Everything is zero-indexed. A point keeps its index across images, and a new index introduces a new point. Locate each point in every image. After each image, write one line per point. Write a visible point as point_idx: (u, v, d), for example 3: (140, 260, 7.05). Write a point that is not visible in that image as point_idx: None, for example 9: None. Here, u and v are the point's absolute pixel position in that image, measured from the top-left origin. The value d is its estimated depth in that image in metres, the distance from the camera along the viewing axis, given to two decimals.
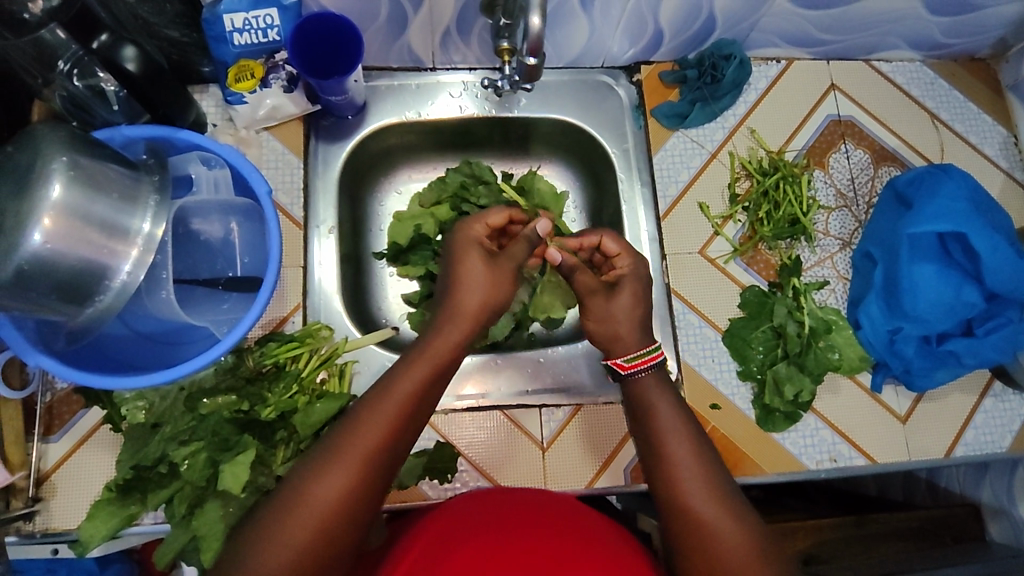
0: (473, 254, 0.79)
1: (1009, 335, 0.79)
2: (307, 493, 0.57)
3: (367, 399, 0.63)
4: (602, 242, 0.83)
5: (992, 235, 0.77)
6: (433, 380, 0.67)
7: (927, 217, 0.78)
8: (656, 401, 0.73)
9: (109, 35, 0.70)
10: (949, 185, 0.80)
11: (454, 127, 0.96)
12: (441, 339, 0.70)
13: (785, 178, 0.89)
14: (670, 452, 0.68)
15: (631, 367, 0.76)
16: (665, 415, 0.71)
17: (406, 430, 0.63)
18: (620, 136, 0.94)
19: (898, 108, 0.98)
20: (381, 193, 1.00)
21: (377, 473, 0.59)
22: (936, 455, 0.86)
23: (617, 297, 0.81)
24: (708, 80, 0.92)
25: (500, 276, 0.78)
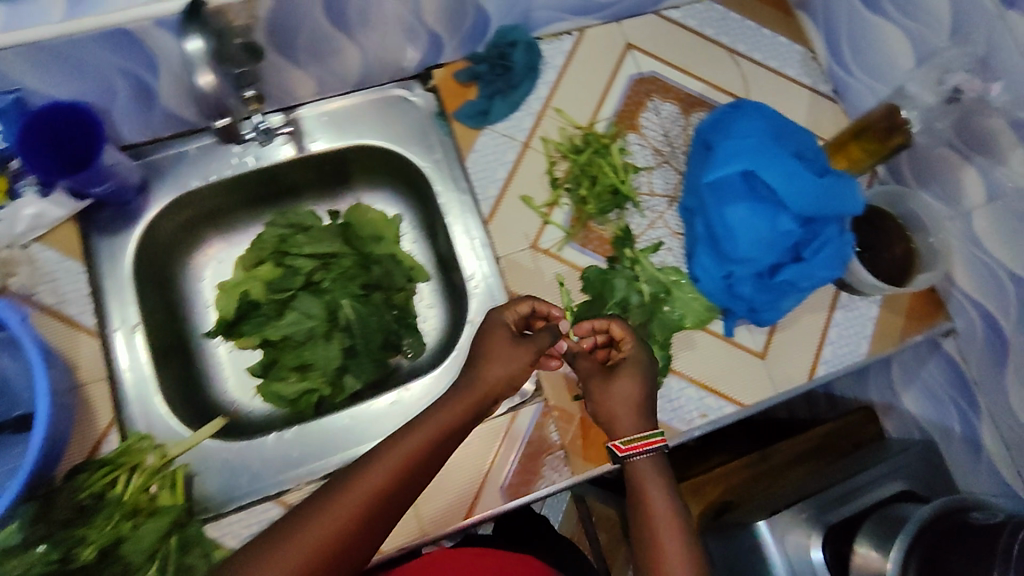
0: (499, 337, 0.75)
1: (835, 251, 0.79)
2: (303, 527, 0.58)
3: (345, 477, 0.61)
4: (610, 326, 0.78)
5: (784, 165, 0.77)
6: (418, 466, 0.64)
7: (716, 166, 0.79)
8: (649, 489, 0.70)
9: None
10: (741, 121, 0.81)
11: (255, 179, 0.90)
12: (459, 400, 0.70)
13: (597, 152, 0.88)
14: (660, 552, 0.66)
15: (627, 450, 0.73)
16: (658, 513, 0.68)
17: (383, 512, 0.61)
18: (427, 147, 0.90)
19: (697, 52, 0.97)
20: (198, 268, 0.94)
21: (371, 522, 0.60)
22: (801, 380, 0.87)
23: (615, 387, 0.76)
24: (500, 71, 0.89)
25: (524, 355, 0.74)
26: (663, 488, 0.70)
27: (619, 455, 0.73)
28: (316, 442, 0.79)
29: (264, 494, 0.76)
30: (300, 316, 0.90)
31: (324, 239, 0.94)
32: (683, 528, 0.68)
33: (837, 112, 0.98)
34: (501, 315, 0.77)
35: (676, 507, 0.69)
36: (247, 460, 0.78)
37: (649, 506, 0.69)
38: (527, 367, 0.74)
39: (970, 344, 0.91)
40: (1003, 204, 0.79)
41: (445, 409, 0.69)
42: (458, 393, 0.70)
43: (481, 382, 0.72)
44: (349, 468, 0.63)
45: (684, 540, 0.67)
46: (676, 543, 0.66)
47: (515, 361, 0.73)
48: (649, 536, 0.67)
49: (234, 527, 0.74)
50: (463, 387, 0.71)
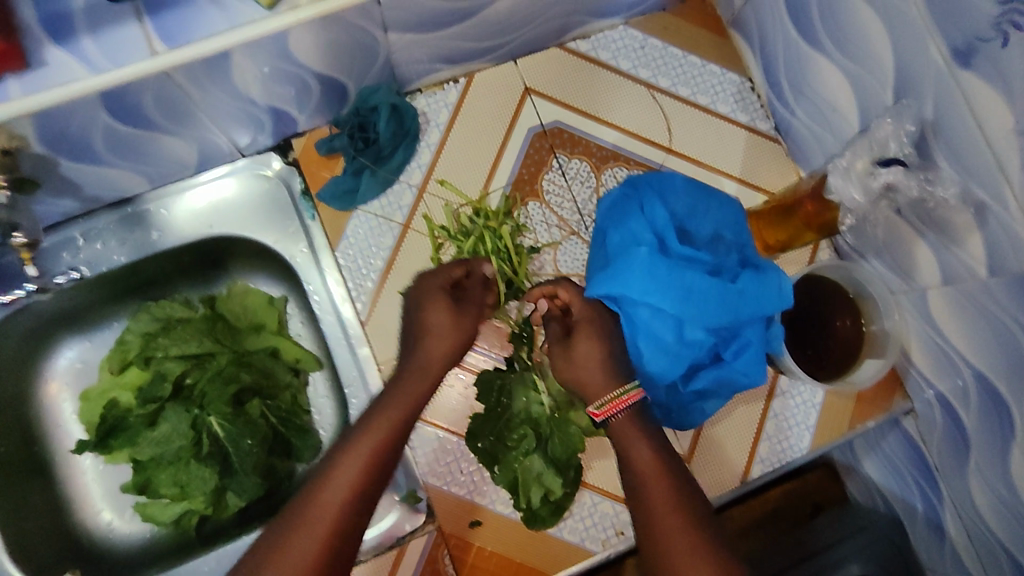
0: (436, 302, 0.66)
1: (758, 355, 0.68)
2: (284, 546, 0.51)
3: (295, 510, 0.53)
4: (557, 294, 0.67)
5: (688, 268, 0.64)
6: (374, 470, 0.56)
7: (607, 275, 0.66)
8: (630, 444, 0.59)
9: None
10: (631, 215, 0.68)
11: (107, 277, 0.78)
12: (413, 379, 0.63)
13: (487, 234, 0.75)
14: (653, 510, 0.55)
15: (605, 414, 0.60)
16: (641, 465, 0.58)
17: (353, 532, 0.53)
18: (292, 236, 0.78)
19: (612, 91, 0.82)
20: (52, 376, 0.83)
21: (350, 523, 0.53)
22: (731, 487, 0.77)
23: (579, 351, 0.63)
24: (362, 145, 0.75)
25: (466, 321, 0.66)
26: (646, 437, 0.59)
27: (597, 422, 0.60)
28: None
29: None
30: (167, 434, 0.79)
31: (192, 337, 0.82)
32: (674, 481, 0.56)
33: (779, 154, 0.84)
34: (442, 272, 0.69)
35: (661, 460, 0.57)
36: None
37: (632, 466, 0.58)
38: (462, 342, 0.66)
39: (928, 429, 0.82)
40: (960, 289, 0.67)
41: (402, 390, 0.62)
42: (411, 370, 0.63)
43: (430, 363, 0.64)
44: (295, 501, 0.54)
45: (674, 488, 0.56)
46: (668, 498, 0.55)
47: (452, 337, 0.65)
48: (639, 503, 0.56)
49: None
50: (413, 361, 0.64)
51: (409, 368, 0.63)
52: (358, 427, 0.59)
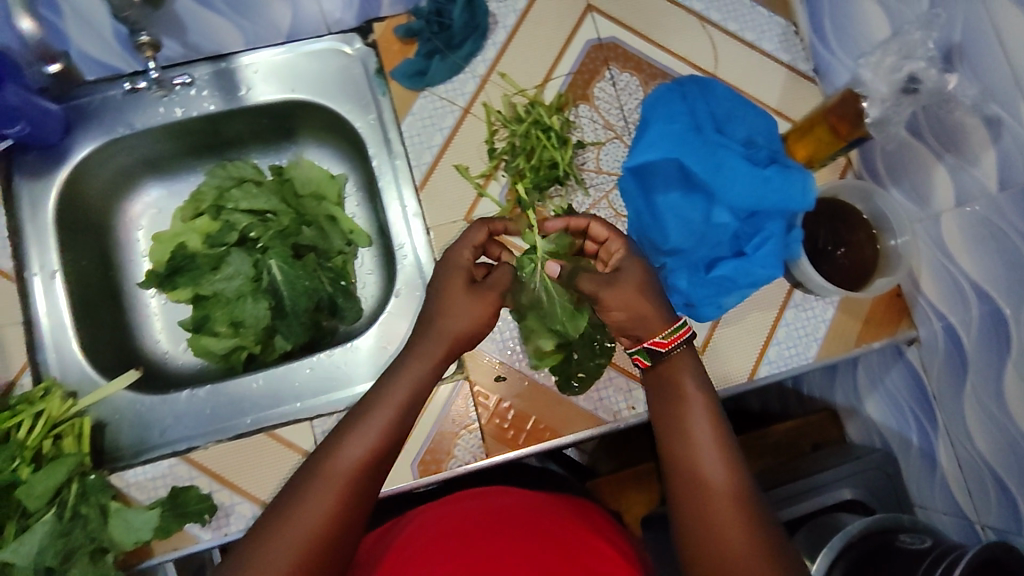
0: (459, 285, 0.69)
1: (777, 250, 0.73)
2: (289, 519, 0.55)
3: (313, 474, 0.58)
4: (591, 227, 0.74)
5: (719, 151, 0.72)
6: (389, 441, 0.61)
7: (642, 148, 0.74)
8: (684, 385, 0.66)
9: None
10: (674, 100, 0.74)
11: (193, 130, 0.88)
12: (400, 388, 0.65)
13: (539, 123, 0.82)
14: (695, 448, 0.62)
15: (670, 344, 0.66)
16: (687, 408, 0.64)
17: (364, 502, 0.58)
18: (363, 107, 0.86)
19: (666, 19, 0.90)
20: (134, 215, 0.92)
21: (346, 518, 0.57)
22: (738, 380, 0.83)
23: (623, 279, 0.68)
24: (437, 29, 0.83)
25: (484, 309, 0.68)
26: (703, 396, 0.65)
27: (662, 352, 0.66)
28: (228, 404, 0.78)
29: (172, 450, 0.75)
30: (231, 274, 0.88)
31: (261, 195, 0.91)
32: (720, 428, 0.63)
33: (815, 93, 0.91)
34: (458, 251, 0.72)
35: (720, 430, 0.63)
36: (162, 414, 0.77)
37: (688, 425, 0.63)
38: (483, 321, 0.69)
39: (931, 356, 0.85)
40: (971, 209, 0.72)
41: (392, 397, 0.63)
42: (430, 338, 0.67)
43: (444, 338, 0.67)
44: (317, 459, 0.60)
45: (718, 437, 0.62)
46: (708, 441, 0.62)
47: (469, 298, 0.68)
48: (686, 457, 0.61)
49: (134, 478, 0.73)
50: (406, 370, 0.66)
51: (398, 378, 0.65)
52: (375, 401, 0.64)
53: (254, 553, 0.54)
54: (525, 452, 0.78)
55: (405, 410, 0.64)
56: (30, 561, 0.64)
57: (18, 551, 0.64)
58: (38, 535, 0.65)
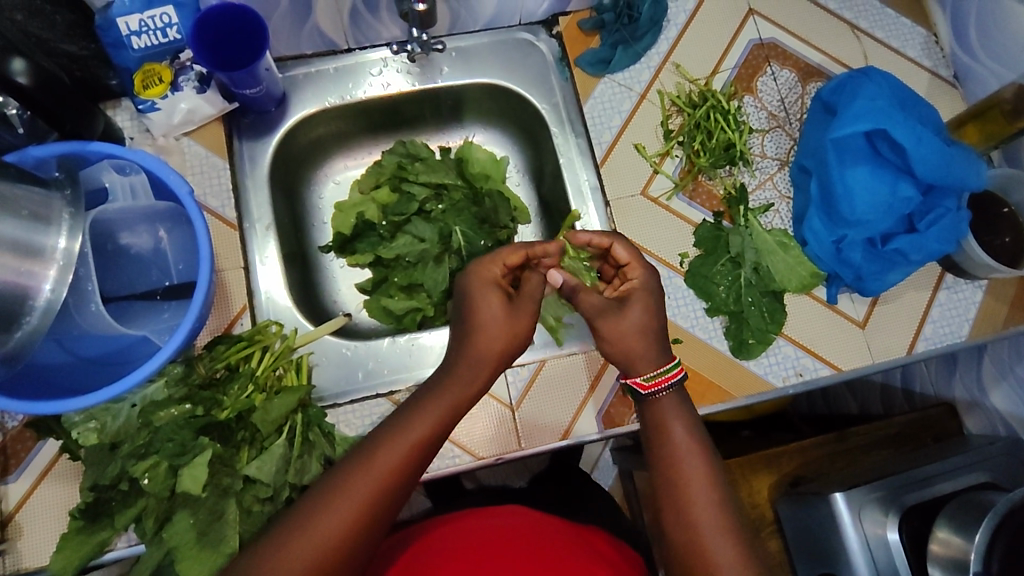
0: (491, 303, 0.74)
1: (951, 225, 0.80)
2: (307, 527, 0.58)
3: (370, 446, 0.64)
4: (614, 248, 0.80)
5: (916, 129, 0.78)
6: (444, 424, 0.67)
7: (841, 123, 0.80)
8: (671, 425, 0.71)
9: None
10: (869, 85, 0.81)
11: (384, 107, 0.95)
12: (445, 395, 0.69)
13: (715, 108, 0.89)
14: (688, 493, 0.66)
15: (649, 389, 0.73)
16: (677, 450, 0.69)
17: (410, 481, 0.64)
18: (547, 90, 0.93)
19: (818, 24, 0.98)
20: (318, 184, 0.99)
21: (363, 532, 0.60)
22: (898, 354, 0.87)
23: (630, 311, 0.77)
24: (626, 20, 0.91)
25: (516, 326, 0.74)
26: (689, 434, 0.70)
27: (641, 394, 0.74)
28: (427, 350, 0.84)
29: (375, 391, 0.81)
30: (413, 239, 0.93)
31: (440, 170, 0.97)
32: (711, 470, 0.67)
33: (954, 97, 0.98)
34: (484, 265, 0.77)
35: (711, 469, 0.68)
36: (365, 358, 0.82)
37: (678, 464, 0.68)
38: (519, 334, 0.75)
39: None
40: None
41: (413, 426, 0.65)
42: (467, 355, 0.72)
43: (483, 361, 0.72)
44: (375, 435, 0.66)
45: (712, 483, 0.67)
46: (701, 487, 0.66)
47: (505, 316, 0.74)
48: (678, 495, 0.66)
49: (347, 416, 0.79)
50: (452, 378, 0.71)
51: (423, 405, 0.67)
52: (435, 389, 0.70)
53: (302, 520, 0.59)
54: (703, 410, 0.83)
55: (459, 400, 0.70)
56: (272, 478, 0.69)
57: (261, 469, 0.68)
58: (276, 458, 0.69)
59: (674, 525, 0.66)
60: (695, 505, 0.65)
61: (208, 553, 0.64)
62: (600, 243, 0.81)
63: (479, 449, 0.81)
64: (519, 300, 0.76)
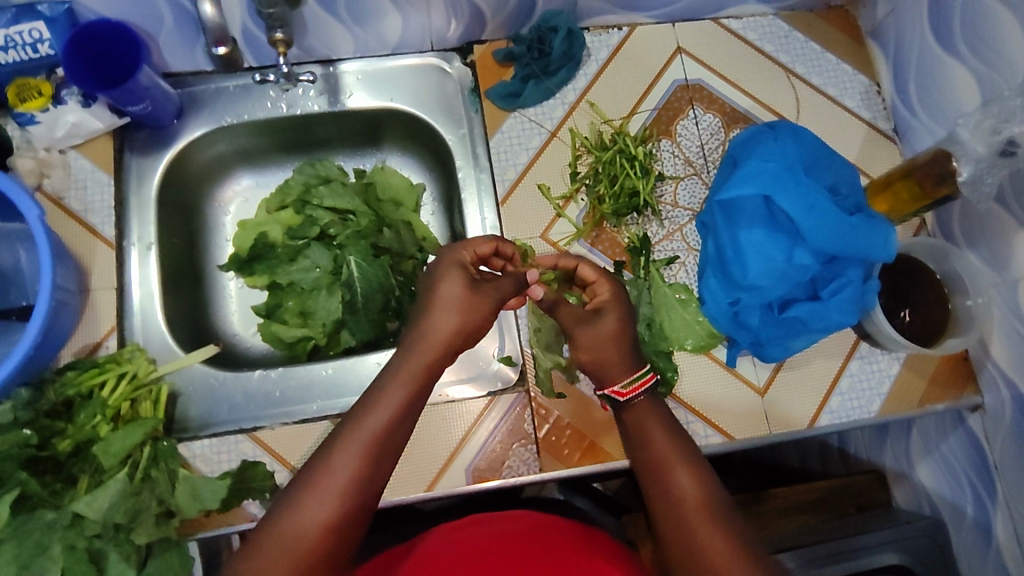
0: (454, 279, 0.70)
1: (852, 296, 0.75)
2: (292, 517, 0.56)
3: (346, 424, 0.61)
4: (579, 268, 0.77)
5: (813, 194, 0.73)
6: (414, 399, 0.64)
7: (736, 181, 0.76)
8: (650, 427, 0.68)
9: None
10: (767, 142, 0.78)
11: (289, 127, 0.93)
12: (413, 367, 0.65)
13: (623, 151, 0.85)
14: (676, 493, 0.62)
15: (627, 395, 0.69)
16: (661, 453, 0.65)
17: (392, 457, 0.61)
18: (455, 121, 0.90)
19: (751, 67, 0.93)
20: (224, 202, 0.97)
21: (353, 519, 0.57)
22: (799, 427, 0.82)
23: (602, 323, 0.73)
24: (537, 54, 0.86)
25: (477, 305, 0.69)
26: (670, 435, 0.67)
27: (620, 401, 0.70)
28: (299, 386, 0.81)
29: (237, 427, 0.78)
30: (309, 265, 0.92)
31: (345, 195, 0.94)
32: (693, 463, 0.64)
33: (892, 151, 0.92)
34: (457, 251, 0.74)
35: (696, 467, 0.64)
36: (233, 390, 0.80)
37: (660, 464, 0.64)
38: (483, 318, 0.70)
39: (995, 426, 0.83)
40: None
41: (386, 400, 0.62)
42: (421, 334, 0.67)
43: (431, 341, 0.67)
44: (353, 413, 0.62)
45: (696, 477, 0.63)
46: (684, 483, 0.62)
47: (463, 302, 0.69)
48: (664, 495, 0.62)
49: (205, 450, 0.76)
50: (413, 354, 0.66)
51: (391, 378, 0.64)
52: (396, 367, 0.65)
53: (288, 508, 0.57)
54: (578, 470, 0.79)
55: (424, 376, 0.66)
56: (101, 515, 0.66)
57: (91, 505, 0.66)
58: (112, 492, 0.67)
59: (666, 531, 0.61)
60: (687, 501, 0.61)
61: None
62: (565, 264, 0.78)
63: None
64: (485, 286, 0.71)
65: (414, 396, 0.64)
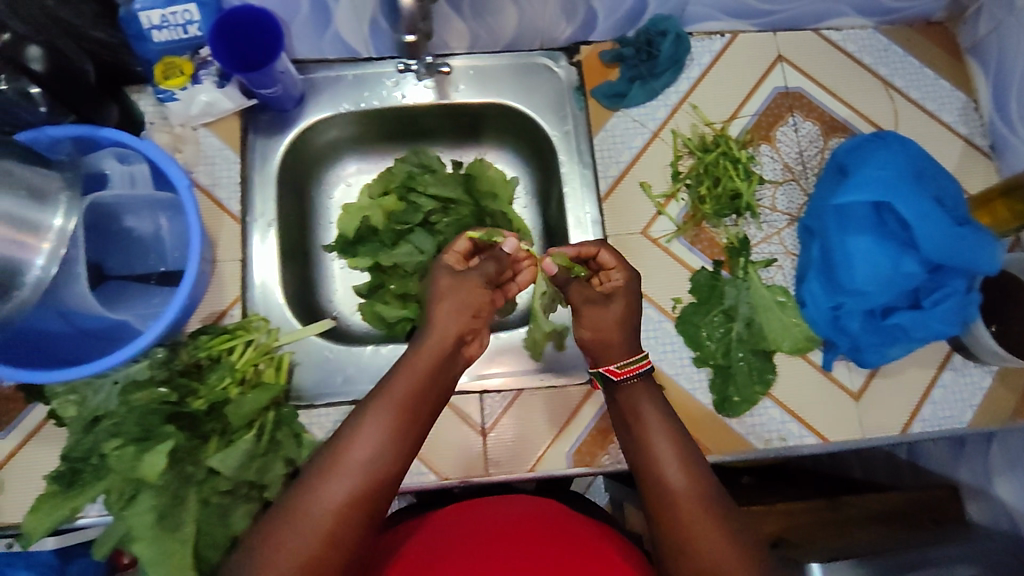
0: (441, 274, 0.77)
1: (956, 307, 0.77)
2: (310, 501, 0.60)
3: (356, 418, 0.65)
4: (601, 253, 0.80)
5: (927, 204, 0.75)
6: (423, 393, 0.67)
7: (849, 188, 0.79)
8: (642, 408, 0.71)
9: (11, 35, 0.71)
10: (879, 151, 0.80)
11: (396, 118, 0.97)
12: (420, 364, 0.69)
13: (727, 154, 0.87)
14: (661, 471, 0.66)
15: (622, 374, 0.74)
16: (648, 430, 0.69)
17: (401, 449, 0.65)
18: (560, 118, 0.93)
19: (849, 78, 0.95)
20: (328, 186, 1.01)
21: (366, 499, 0.61)
22: (890, 432, 0.85)
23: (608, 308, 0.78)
24: (645, 57, 0.90)
25: (466, 287, 0.75)
26: (662, 421, 0.70)
27: (613, 379, 0.74)
28: None
29: (350, 397, 0.82)
30: (413, 250, 0.96)
31: (449, 184, 0.98)
32: (679, 438, 0.68)
33: (988, 167, 0.93)
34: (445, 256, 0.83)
35: (686, 454, 0.67)
36: (345, 364, 0.84)
37: (654, 451, 0.68)
38: (479, 297, 0.75)
39: None
40: None
41: (391, 393, 0.66)
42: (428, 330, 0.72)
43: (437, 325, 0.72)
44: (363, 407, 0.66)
45: (682, 453, 0.67)
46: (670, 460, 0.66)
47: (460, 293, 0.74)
48: (654, 478, 0.66)
49: (320, 419, 0.81)
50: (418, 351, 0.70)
51: (398, 375, 0.68)
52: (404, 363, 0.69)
53: (301, 495, 0.60)
54: None
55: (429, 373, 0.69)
56: (233, 472, 0.70)
57: (224, 462, 0.69)
58: (240, 452, 0.70)
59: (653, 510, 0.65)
60: (675, 488, 0.64)
61: (164, 537, 0.66)
62: (586, 251, 0.80)
63: (447, 470, 0.81)
64: (473, 272, 0.77)
65: (421, 387, 0.67)
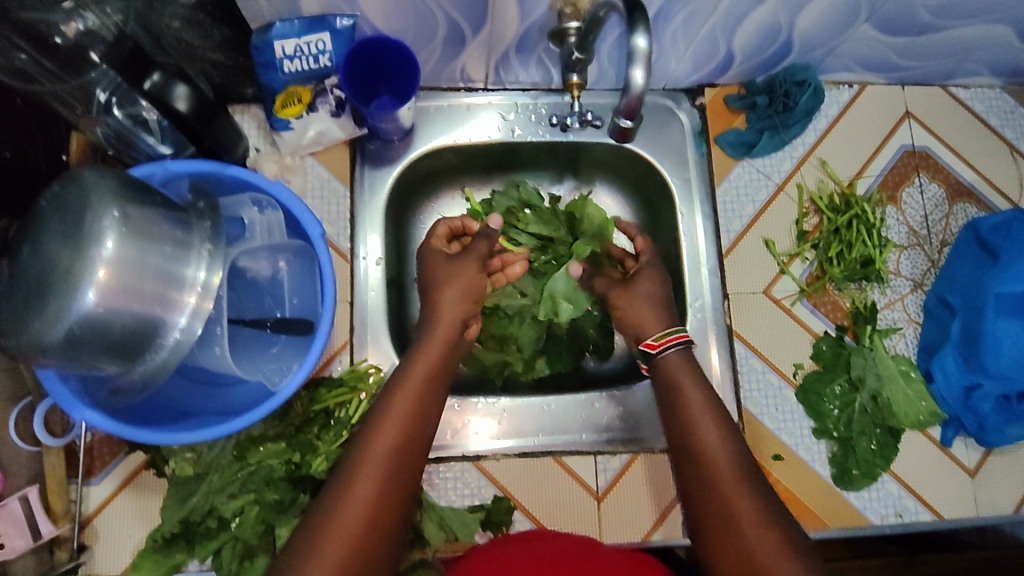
0: (437, 261, 0.77)
1: None
2: (342, 493, 0.55)
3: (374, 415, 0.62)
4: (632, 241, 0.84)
5: None
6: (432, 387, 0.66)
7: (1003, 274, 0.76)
8: (683, 385, 0.68)
9: (160, 74, 0.62)
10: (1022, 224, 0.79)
11: (499, 152, 0.91)
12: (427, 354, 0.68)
13: (858, 216, 0.84)
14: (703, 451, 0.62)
15: (659, 346, 0.71)
16: (692, 411, 0.66)
17: (418, 442, 0.62)
18: (682, 165, 0.88)
19: (975, 139, 0.92)
20: (424, 217, 0.94)
21: (393, 492, 0.57)
22: (1004, 512, 0.83)
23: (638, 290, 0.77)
24: (780, 108, 0.86)
25: (464, 268, 0.76)
26: (707, 403, 0.66)
27: (652, 354, 0.72)
28: (520, 421, 0.82)
29: (462, 453, 0.80)
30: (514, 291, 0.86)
31: (551, 223, 0.90)
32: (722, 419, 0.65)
33: None
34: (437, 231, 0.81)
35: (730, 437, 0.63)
36: (451, 418, 0.81)
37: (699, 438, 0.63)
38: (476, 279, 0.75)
39: None
40: None
41: (411, 382, 0.65)
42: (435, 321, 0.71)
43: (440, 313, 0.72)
44: (379, 406, 0.63)
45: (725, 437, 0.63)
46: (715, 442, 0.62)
47: (465, 285, 0.74)
48: (700, 467, 0.61)
49: (432, 476, 0.78)
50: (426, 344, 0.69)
51: (409, 368, 0.66)
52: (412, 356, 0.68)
53: (329, 495, 0.56)
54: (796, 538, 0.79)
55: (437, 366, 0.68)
56: None
57: None
58: None
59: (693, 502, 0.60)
60: (718, 471, 0.60)
61: None
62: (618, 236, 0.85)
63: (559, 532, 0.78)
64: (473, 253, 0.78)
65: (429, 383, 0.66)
